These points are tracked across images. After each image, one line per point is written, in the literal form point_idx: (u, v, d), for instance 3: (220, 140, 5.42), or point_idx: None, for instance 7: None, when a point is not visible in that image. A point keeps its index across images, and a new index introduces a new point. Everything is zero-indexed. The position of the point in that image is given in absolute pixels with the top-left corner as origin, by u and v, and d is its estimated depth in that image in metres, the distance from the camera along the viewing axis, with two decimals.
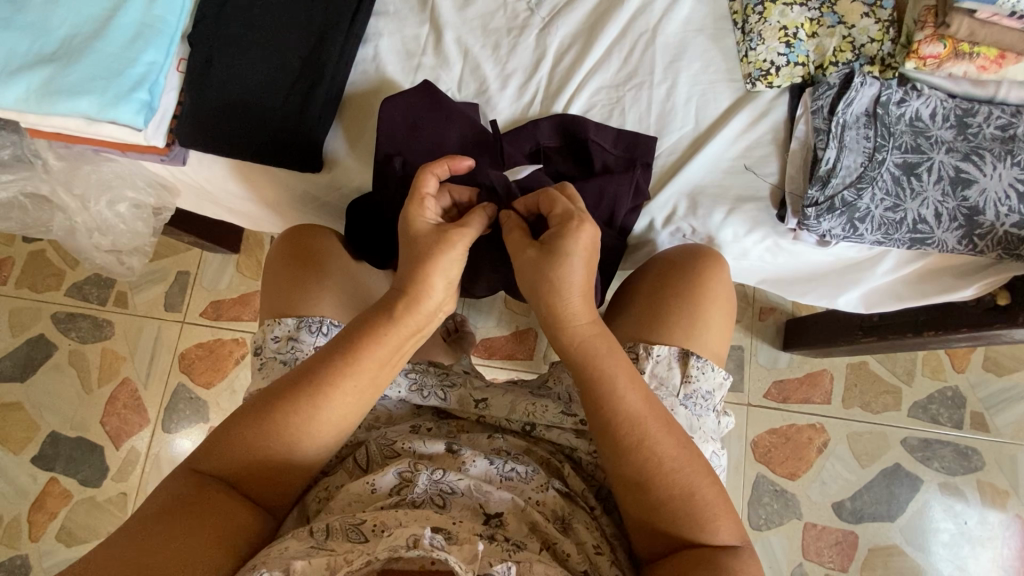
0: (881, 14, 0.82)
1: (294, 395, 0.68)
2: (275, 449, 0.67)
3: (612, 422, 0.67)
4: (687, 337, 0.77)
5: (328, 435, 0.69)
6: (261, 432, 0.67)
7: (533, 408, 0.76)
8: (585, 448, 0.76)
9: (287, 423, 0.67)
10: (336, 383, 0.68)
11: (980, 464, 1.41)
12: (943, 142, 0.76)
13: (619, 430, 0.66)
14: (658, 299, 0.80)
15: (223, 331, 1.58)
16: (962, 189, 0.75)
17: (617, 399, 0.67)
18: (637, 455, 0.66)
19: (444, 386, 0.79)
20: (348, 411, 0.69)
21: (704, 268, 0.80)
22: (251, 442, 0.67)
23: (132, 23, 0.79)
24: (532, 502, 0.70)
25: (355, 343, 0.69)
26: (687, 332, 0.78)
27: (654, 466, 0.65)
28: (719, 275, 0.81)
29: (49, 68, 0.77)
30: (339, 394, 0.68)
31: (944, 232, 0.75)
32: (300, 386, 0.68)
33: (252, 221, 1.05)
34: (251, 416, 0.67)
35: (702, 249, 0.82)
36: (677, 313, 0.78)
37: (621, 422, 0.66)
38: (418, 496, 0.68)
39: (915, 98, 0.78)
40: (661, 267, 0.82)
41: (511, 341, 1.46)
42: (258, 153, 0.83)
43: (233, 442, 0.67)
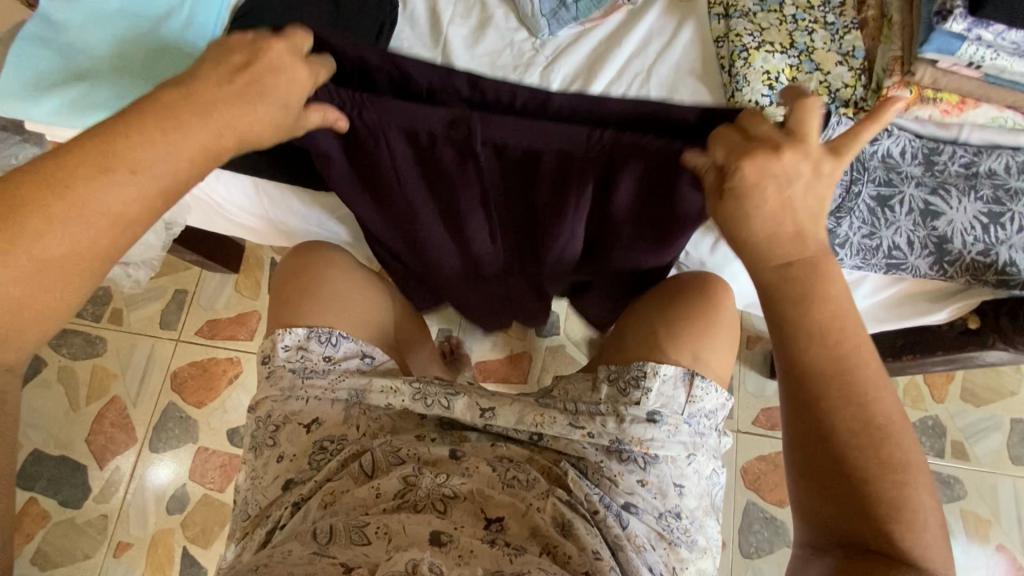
0: (853, 62, 0.91)
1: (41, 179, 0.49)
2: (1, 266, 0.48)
3: (799, 373, 0.58)
4: (693, 358, 0.81)
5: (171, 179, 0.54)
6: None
7: (540, 419, 0.78)
8: (592, 458, 0.76)
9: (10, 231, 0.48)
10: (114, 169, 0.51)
11: (962, 493, 1.44)
12: (912, 177, 0.83)
13: (825, 378, 0.57)
14: (661, 320, 0.84)
15: (217, 350, 1.58)
16: (931, 220, 0.81)
17: (818, 347, 0.57)
18: (845, 422, 0.56)
19: (448, 393, 0.81)
20: (130, 200, 0.52)
21: (714, 293, 0.85)
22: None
23: (161, 44, 0.82)
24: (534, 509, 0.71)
25: (141, 118, 0.52)
26: (696, 356, 0.81)
27: (865, 429, 0.56)
28: (724, 300, 0.85)
29: (82, 85, 0.80)
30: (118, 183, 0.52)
31: (916, 258, 0.80)
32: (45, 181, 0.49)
33: (262, 237, 1.09)
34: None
35: (710, 275, 0.88)
36: (685, 332, 0.82)
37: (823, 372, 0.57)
38: (421, 500, 0.70)
39: (886, 138, 0.85)
40: (671, 287, 0.87)
41: (505, 364, 1.54)
42: (278, 173, 0.89)
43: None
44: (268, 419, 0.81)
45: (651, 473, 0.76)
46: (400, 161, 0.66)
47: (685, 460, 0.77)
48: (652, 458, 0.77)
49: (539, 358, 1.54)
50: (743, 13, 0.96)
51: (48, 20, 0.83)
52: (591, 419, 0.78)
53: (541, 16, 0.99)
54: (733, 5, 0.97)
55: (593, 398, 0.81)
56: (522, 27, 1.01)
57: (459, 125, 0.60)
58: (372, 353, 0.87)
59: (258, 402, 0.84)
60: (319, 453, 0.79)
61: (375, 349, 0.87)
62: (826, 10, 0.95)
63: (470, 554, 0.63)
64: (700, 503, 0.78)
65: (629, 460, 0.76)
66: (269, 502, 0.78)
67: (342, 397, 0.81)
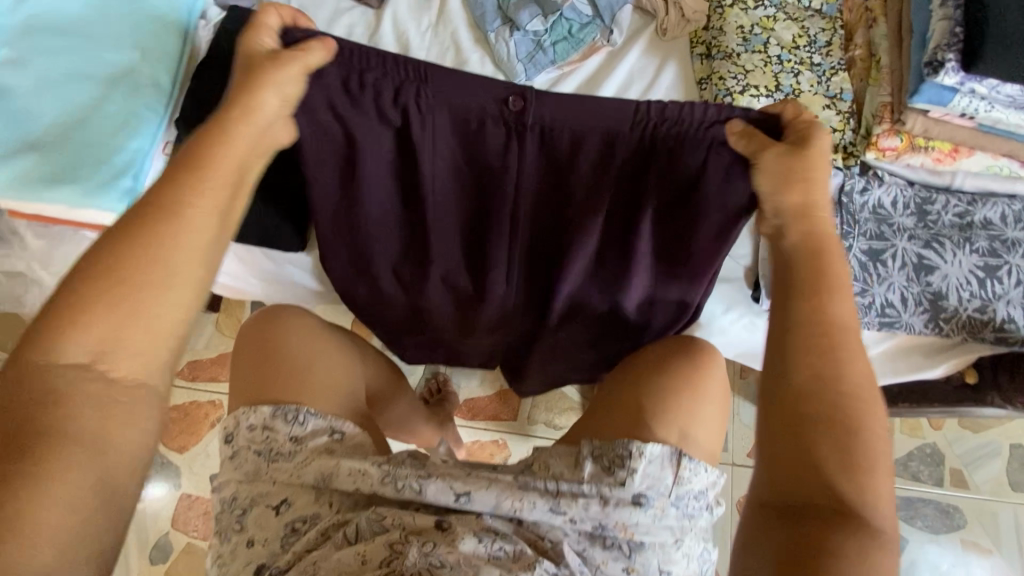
0: (842, 105, 0.88)
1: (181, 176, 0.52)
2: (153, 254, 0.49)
3: None
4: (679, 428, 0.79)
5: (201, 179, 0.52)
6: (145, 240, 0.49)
7: (519, 505, 0.74)
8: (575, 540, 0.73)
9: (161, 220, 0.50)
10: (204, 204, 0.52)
11: (962, 522, 1.41)
12: (904, 230, 0.80)
13: None
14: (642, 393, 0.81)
15: (199, 393, 1.54)
16: (925, 274, 0.78)
17: None
18: None
19: (421, 476, 0.77)
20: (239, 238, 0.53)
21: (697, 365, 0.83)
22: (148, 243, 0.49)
23: (120, 110, 0.79)
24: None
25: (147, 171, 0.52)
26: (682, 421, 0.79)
27: None
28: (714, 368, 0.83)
29: (34, 155, 0.76)
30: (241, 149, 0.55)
31: (910, 316, 0.77)
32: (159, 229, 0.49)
33: (235, 290, 1.05)
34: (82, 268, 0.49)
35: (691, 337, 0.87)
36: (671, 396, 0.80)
37: (812, 402, 0.50)
38: (409, 567, 0.66)
39: (876, 187, 0.83)
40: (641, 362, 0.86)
41: (495, 401, 1.51)
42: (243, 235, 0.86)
43: (93, 278, 0.47)
44: (232, 503, 0.78)
45: (637, 560, 0.72)
46: (441, 153, 0.62)
47: (674, 545, 0.74)
48: (638, 545, 0.73)
49: (530, 395, 1.51)
50: (727, 54, 0.93)
51: None
52: (574, 501, 0.74)
53: (517, 61, 0.96)
54: (717, 45, 0.94)
55: (575, 477, 0.77)
56: (499, 71, 0.98)
57: (515, 99, 0.56)
58: (341, 429, 0.83)
59: (224, 484, 0.81)
60: (291, 535, 0.75)
61: (344, 424, 0.84)
62: (812, 50, 0.93)
63: None
64: None
65: (614, 547, 0.73)
66: None
67: (308, 481, 0.78)
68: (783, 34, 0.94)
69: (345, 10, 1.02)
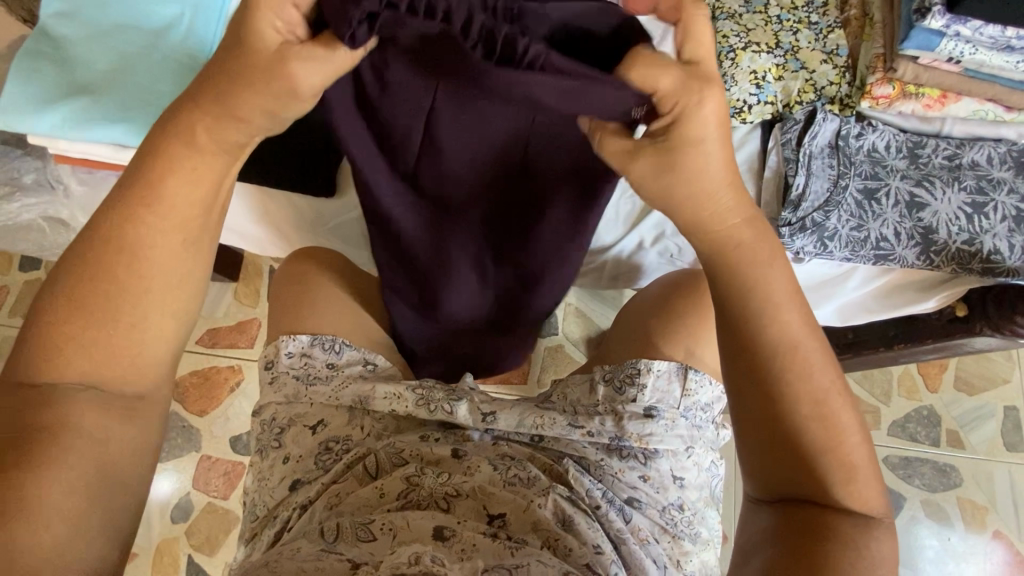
0: (838, 60, 0.94)
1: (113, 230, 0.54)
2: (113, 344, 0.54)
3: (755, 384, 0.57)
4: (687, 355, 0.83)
5: (178, 173, 0.54)
6: (81, 321, 0.53)
7: (540, 420, 0.80)
8: (592, 459, 0.78)
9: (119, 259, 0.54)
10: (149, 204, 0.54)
11: (959, 481, 1.46)
12: (897, 171, 0.86)
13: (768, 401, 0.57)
14: (654, 325, 0.85)
15: (219, 358, 1.58)
16: (917, 211, 0.83)
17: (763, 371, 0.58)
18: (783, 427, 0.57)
19: (452, 400, 0.82)
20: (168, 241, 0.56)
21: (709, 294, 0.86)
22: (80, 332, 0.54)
23: (164, 59, 0.84)
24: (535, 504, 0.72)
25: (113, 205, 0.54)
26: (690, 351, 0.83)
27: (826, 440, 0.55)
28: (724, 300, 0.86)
29: (83, 98, 0.81)
30: (202, 145, 0.54)
31: (903, 249, 0.82)
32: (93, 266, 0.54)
33: (260, 246, 1.11)
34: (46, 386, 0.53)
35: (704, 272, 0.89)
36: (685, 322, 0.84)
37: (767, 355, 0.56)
38: (425, 498, 0.71)
39: (871, 133, 0.88)
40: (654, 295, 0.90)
41: (506, 366, 1.56)
42: (276, 181, 0.91)
43: (65, 316, 0.53)
44: (273, 422, 0.84)
45: (652, 467, 0.78)
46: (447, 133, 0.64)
47: (684, 453, 0.79)
48: (652, 453, 0.78)
49: (540, 359, 1.56)
50: (730, 14, 0.99)
51: (49, 35, 0.84)
52: (591, 416, 0.79)
53: None
54: (720, 7, 1.00)
55: (590, 399, 0.83)
56: None
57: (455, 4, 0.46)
58: (374, 360, 0.88)
59: (262, 402, 0.86)
60: (324, 453, 0.80)
61: (377, 356, 0.88)
62: (810, 10, 0.98)
63: (472, 548, 0.64)
64: (701, 494, 0.79)
65: (630, 456, 0.78)
66: (275, 503, 0.80)
67: (346, 402, 0.83)
68: None
69: None
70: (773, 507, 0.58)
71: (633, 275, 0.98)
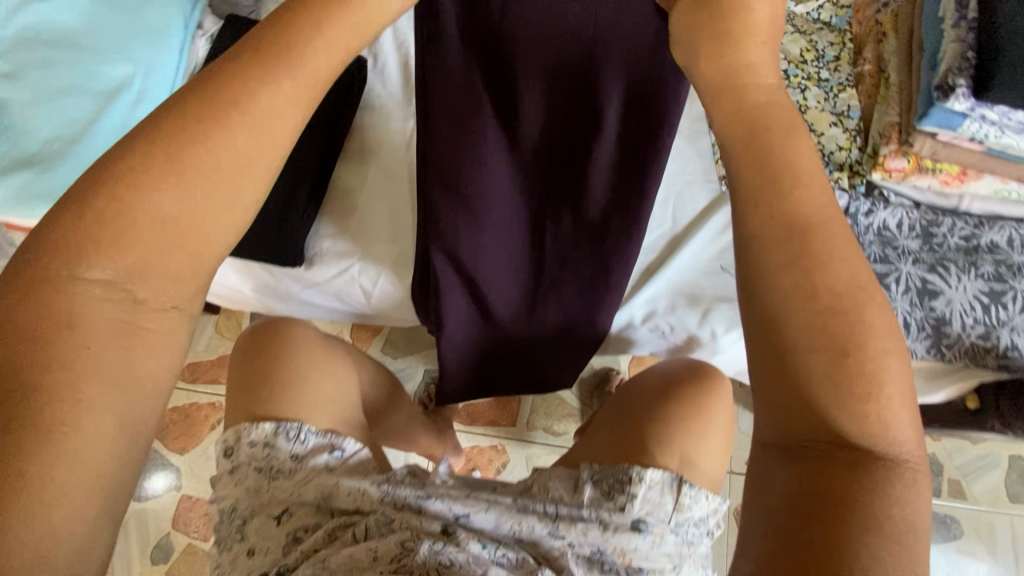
0: (848, 123, 0.87)
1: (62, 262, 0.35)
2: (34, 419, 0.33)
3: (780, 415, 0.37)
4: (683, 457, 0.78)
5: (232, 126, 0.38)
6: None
7: (518, 527, 0.75)
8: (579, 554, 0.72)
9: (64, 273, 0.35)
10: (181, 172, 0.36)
11: (959, 532, 1.42)
12: (909, 253, 0.79)
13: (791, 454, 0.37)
14: (638, 420, 0.82)
15: (199, 394, 1.54)
16: (929, 299, 0.77)
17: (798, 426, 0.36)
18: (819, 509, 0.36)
19: (420, 495, 0.78)
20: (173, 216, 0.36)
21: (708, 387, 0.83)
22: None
23: (115, 127, 0.78)
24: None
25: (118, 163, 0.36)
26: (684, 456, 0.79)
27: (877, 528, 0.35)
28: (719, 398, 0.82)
29: (23, 173, 0.74)
30: (276, 112, 0.39)
31: (912, 341, 0.76)
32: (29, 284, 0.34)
33: (231, 301, 1.02)
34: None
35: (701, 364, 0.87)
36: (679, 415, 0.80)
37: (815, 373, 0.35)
38: (419, 565, 0.67)
39: (882, 209, 0.82)
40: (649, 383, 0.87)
41: (494, 407, 1.51)
42: (240, 251, 0.86)
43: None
44: (232, 514, 0.79)
45: None
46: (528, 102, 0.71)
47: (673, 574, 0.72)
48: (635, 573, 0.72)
49: (529, 400, 1.51)
50: None
51: None
52: (574, 521, 0.74)
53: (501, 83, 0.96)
54: None
55: (576, 499, 0.76)
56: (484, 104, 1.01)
57: None
58: (342, 446, 0.82)
59: (225, 490, 0.82)
60: (291, 545, 0.76)
61: (346, 440, 0.83)
62: (820, 64, 0.91)
63: None
64: None
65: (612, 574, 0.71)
66: None
67: (311, 498, 0.79)
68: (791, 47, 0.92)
69: None
70: (790, 449, 0.36)
71: (623, 347, 0.94)
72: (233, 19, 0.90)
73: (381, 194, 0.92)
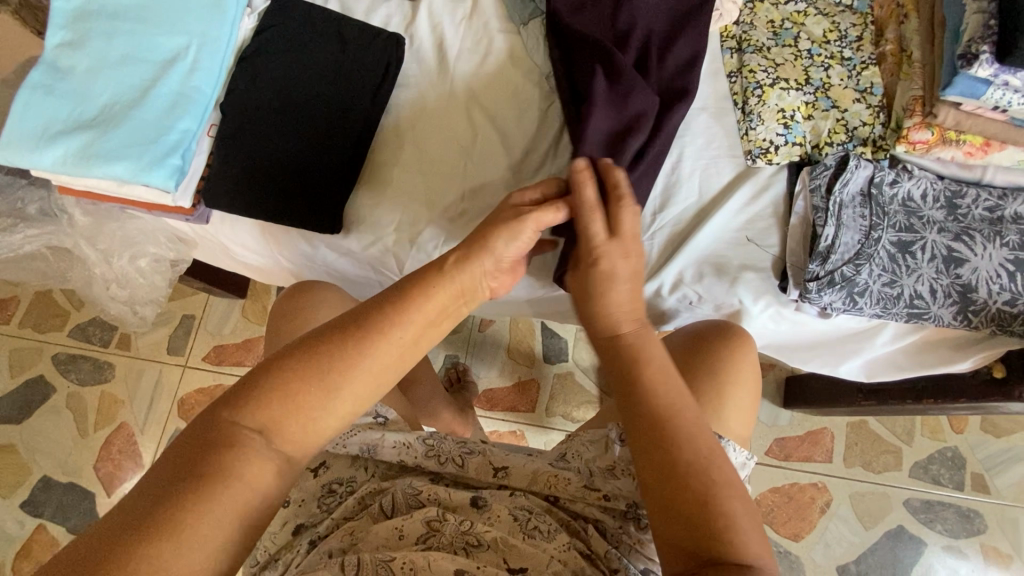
0: (872, 100, 0.89)
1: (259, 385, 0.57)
2: (182, 516, 0.50)
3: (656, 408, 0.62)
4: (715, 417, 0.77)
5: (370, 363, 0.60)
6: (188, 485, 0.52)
7: (552, 484, 0.78)
8: (610, 524, 0.75)
9: (293, 393, 0.57)
10: (341, 359, 0.59)
11: (983, 527, 1.39)
12: (934, 222, 0.81)
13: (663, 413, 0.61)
14: None
15: (224, 376, 1.57)
16: (955, 267, 0.78)
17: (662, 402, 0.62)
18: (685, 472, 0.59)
19: (462, 452, 0.81)
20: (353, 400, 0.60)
21: (738, 347, 0.81)
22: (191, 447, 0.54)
23: (169, 92, 0.82)
24: (554, 560, 0.69)
25: (315, 353, 0.58)
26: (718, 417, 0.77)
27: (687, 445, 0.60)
28: (746, 354, 0.82)
29: (86, 134, 0.79)
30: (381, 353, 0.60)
31: (939, 307, 0.78)
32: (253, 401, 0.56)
33: (267, 273, 1.05)
34: (190, 430, 0.56)
35: (731, 325, 0.84)
36: (706, 386, 0.78)
37: (679, 449, 0.59)
38: (447, 544, 0.70)
39: (906, 180, 0.83)
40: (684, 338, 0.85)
41: (513, 393, 1.52)
42: (280, 219, 0.89)
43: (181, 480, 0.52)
44: None
45: None
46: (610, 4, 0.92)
47: None
48: None
49: (548, 387, 1.52)
50: (757, 48, 0.94)
51: (53, 67, 0.83)
52: (606, 480, 0.75)
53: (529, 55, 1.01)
54: (747, 39, 0.95)
55: (606, 461, 0.75)
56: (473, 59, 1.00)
57: None
58: (385, 413, 0.88)
59: None
60: (327, 496, 0.81)
61: (387, 410, 0.89)
62: (843, 44, 0.93)
63: None
64: None
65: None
66: (277, 548, 0.78)
67: (352, 451, 0.82)
68: (814, 29, 0.95)
69: (381, 1, 1.03)
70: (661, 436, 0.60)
71: (659, 318, 0.94)
72: None
73: (413, 168, 0.95)
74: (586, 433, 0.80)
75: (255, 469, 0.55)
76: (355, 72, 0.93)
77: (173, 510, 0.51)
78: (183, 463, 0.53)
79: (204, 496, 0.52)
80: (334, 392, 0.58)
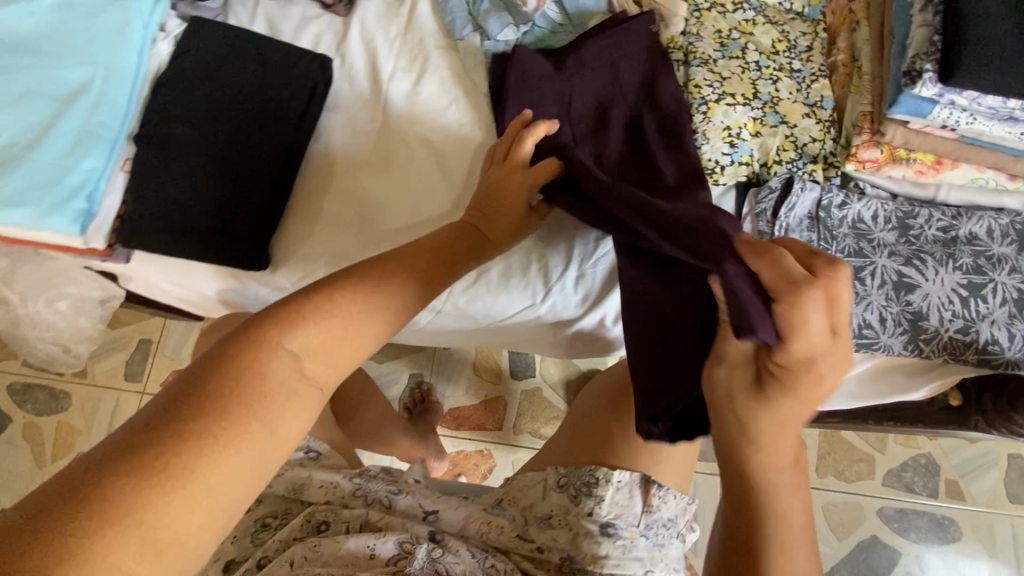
0: (822, 114, 0.85)
1: (276, 318, 0.53)
2: (191, 458, 0.45)
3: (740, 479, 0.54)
4: (651, 460, 0.75)
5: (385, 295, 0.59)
6: (194, 416, 0.46)
7: (486, 528, 0.73)
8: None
9: (309, 323, 0.53)
10: (368, 291, 0.58)
11: (958, 534, 1.37)
12: (885, 246, 0.77)
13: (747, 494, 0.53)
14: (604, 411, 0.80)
15: None
16: (905, 294, 0.75)
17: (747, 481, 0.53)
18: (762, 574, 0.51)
19: (393, 490, 0.78)
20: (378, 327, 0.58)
21: None
22: (196, 391, 0.48)
23: (72, 129, 0.78)
24: None
25: (336, 287, 0.57)
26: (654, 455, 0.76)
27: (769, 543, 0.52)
28: None
29: None
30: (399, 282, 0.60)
31: (889, 337, 0.74)
32: (271, 326, 0.52)
33: (203, 308, 1.01)
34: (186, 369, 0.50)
35: None
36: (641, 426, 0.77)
37: (764, 484, 0.52)
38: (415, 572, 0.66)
39: (856, 202, 0.79)
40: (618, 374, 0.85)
41: (480, 411, 1.49)
42: (201, 256, 0.83)
43: (185, 409, 0.47)
44: None
45: None
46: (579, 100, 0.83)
47: None
48: None
49: (515, 403, 1.49)
50: (703, 61, 0.89)
51: None
52: (540, 531, 0.71)
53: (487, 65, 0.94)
54: (692, 51, 0.90)
55: (544, 509, 0.73)
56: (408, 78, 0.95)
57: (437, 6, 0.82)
58: (317, 448, 0.85)
59: None
60: (260, 531, 0.75)
61: (320, 445, 0.86)
62: (792, 55, 0.89)
63: None
64: None
65: None
66: None
67: (282, 489, 0.78)
68: (762, 39, 0.90)
69: (311, 18, 0.98)
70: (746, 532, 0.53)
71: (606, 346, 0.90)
72: (199, 22, 0.90)
73: (345, 196, 0.90)
74: (522, 478, 0.79)
75: (284, 404, 0.50)
76: (278, 98, 0.88)
77: (188, 446, 0.45)
78: (187, 392, 0.48)
79: (219, 429, 0.46)
80: (363, 320, 0.57)
